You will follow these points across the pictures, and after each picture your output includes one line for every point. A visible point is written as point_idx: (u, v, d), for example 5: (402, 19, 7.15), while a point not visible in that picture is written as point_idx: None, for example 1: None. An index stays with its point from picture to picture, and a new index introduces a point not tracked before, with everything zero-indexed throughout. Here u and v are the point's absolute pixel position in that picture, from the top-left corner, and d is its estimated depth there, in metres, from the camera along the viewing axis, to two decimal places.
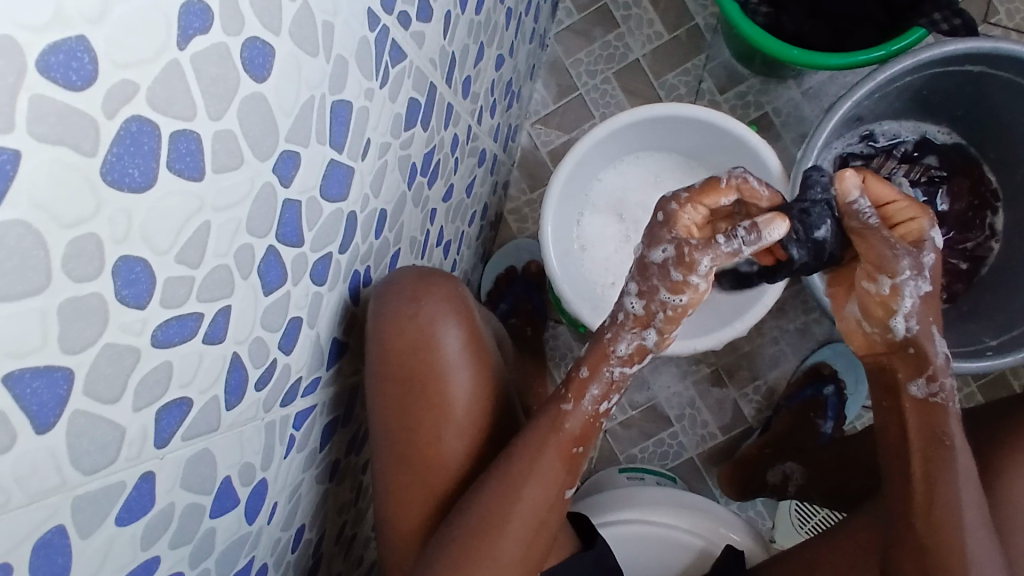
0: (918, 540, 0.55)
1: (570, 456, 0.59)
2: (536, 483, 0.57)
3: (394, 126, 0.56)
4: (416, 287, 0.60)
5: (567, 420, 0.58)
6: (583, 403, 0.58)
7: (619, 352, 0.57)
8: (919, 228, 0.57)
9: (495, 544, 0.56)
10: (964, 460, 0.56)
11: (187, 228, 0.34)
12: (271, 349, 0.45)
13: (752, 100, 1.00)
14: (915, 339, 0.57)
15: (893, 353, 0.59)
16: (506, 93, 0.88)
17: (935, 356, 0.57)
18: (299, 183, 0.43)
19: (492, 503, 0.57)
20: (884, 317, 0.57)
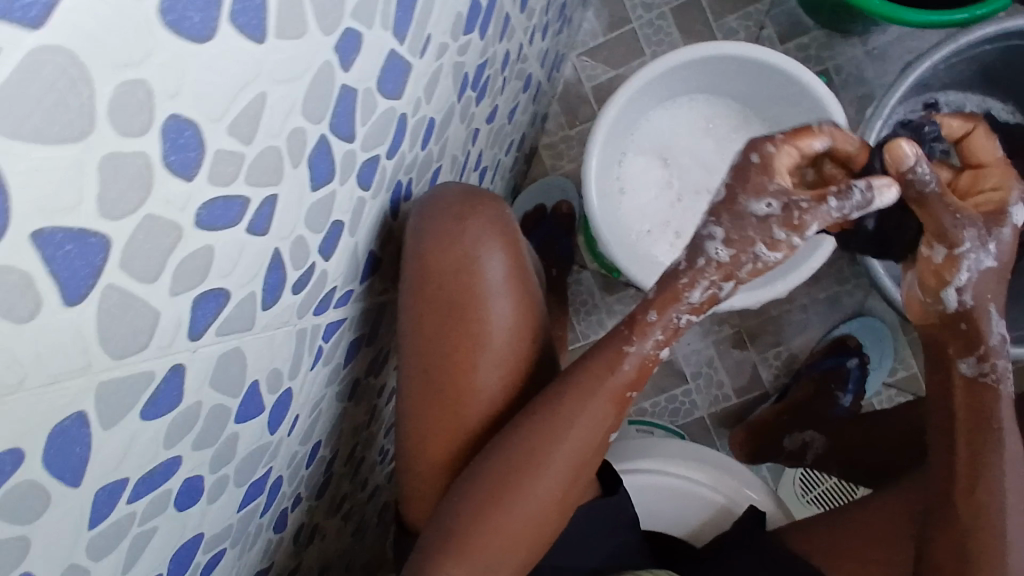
0: (956, 527, 0.54)
1: (621, 398, 0.56)
2: (580, 423, 0.55)
3: (454, 27, 0.51)
4: (464, 207, 0.56)
5: (623, 361, 0.55)
6: (641, 345, 0.55)
7: (692, 298, 0.54)
8: (1000, 198, 0.53)
9: (530, 480, 0.55)
10: (1013, 444, 0.55)
11: (241, 97, 0.30)
12: (312, 252, 0.42)
13: (814, 54, 0.94)
14: (970, 313, 0.54)
15: (955, 330, 0.55)
16: (559, 16, 0.82)
17: (991, 336, 0.55)
18: (358, 70, 0.39)
19: (534, 440, 0.55)
20: (937, 288, 0.54)
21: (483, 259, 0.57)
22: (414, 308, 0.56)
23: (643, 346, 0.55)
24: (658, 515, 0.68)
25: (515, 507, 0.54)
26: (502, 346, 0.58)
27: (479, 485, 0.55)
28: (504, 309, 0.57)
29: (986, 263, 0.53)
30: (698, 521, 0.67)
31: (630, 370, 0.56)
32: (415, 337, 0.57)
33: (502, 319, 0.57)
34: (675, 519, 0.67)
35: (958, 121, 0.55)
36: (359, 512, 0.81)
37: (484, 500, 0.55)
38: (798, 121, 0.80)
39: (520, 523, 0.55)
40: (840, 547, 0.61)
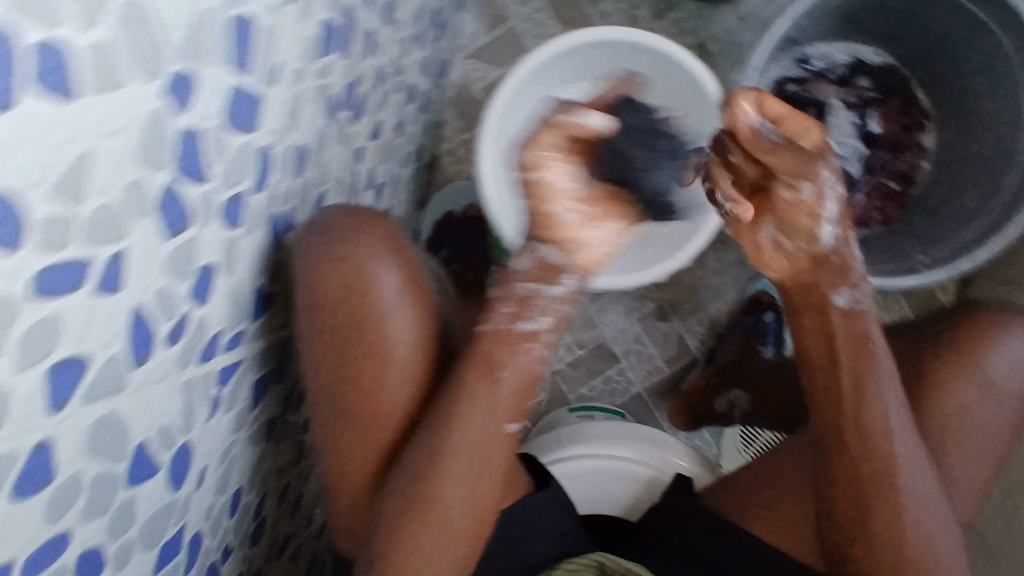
0: (852, 460, 0.57)
1: (516, 393, 0.56)
2: (480, 422, 0.55)
3: (308, 50, 0.50)
4: (344, 228, 0.55)
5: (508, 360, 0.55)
6: (497, 322, 0.55)
7: (521, 267, 0.55)
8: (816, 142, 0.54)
9: (436, 485, 0.54)
10: (886, 367, 0.57)
11: (63, 157, 0.29)
12: (180, 300, 0.41)
13: (689, 27, 0.97)
14: (839, 248, 0.56)
15: (821, 263, 0.56)
16: (434, 24, 0.83)
17: (853, 262, 0.56)
18: (200, 110, 0.38)
19: (439, 447, 0.55)
20: (809, 229, 0.54)
21: (371, 276, 0.56)
22: (316, 333, 0.55)
23: (506, 325, 0.55)
24: (593, 497, 0.70)
25: (435, 519, 0.54)
26: (405, 359, 0.57)
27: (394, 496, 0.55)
28: (401, 321, 0.57)
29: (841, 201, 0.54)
30: (632, 496, 0.69)
31: (512, 367, 0.55)
32: (319, 361, 0.56)
33: (401, 331, 0.57)
34: (610, 499, 0.70)
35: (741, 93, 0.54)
36: (309, 549, 0.80)
37: (404, 516, 0.54)
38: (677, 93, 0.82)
39: (436, 530, 0.55)
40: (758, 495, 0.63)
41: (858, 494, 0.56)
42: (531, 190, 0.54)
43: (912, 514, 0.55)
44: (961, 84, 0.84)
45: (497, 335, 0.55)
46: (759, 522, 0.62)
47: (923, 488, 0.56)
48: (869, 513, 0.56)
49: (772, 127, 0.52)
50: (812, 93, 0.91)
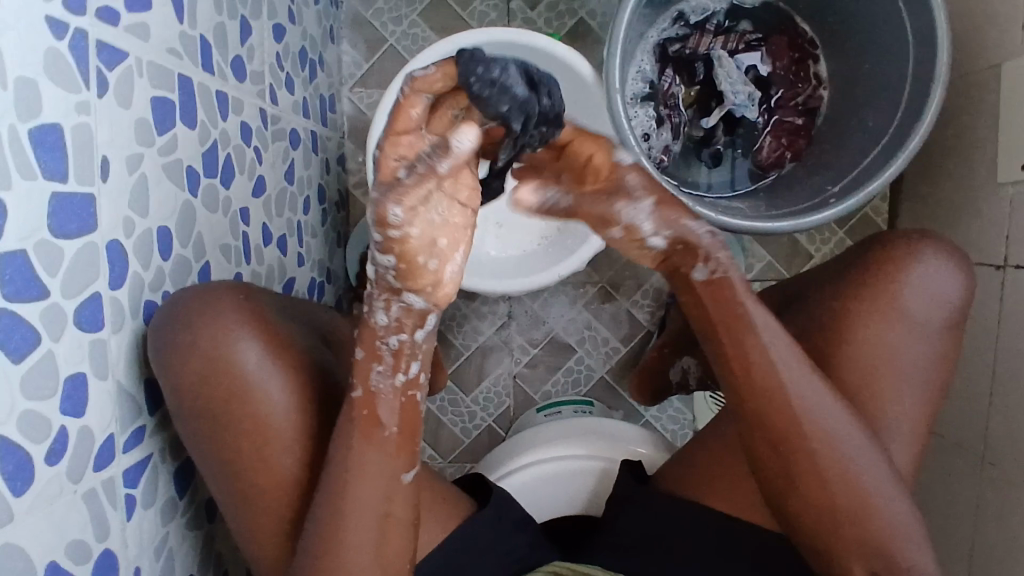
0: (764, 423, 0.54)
1: (399, 441, 0.51)
2: (375, 478, 0.50)
3: (141, 133, 0.49)
4: (190, 311, 0.50)
5: (380, 411, 0.50)
6: (378, 385, 0.50)
7: (381, 323, 0.48)
8: (602, 161, 0.50)
9: (342, 556, 0.50)
10: (769, 330, 0.53)
11: None
12: (51, 417, 0.40)
13: (564, 8, 0.95)
14: (682, 237, 0.52)
15: (676, 254, 0.53)
16: (302, 64, 0.81)
17: (700, 238, 0.52)
18: (14, 231, 0.37)
19: (329, 520, 0.50)
20: (639, 242, 0.52)
21: (231, 352, 0.50)
22: (189, 427, 0.51)
23: (387, 382, 0.51)
24: (551, 500, 0.69)
25: None
26: (287, 426, 0.52)
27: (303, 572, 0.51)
28: (277, 390, 0.52)
29: (645, 211, 0.51)
30: (591, 492, 0.69)
31: (390, 416, 0.51)
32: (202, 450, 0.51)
33: (277, 401, 0.52)
34: (567, 500, 0.69)
35: None
36: None
37: None
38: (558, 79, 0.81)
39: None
40: (707, 471, 0.61)
41: (775, 455, 0.54)
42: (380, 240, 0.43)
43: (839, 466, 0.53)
44: (836, 10, 0.85)
45: (368, 396, 0.50)
46: (712, 494, 0.61)
47: (842, 430, 0.54)
48: (796, 472, 0.53)
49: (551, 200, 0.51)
50: (695, 48, 0.90)
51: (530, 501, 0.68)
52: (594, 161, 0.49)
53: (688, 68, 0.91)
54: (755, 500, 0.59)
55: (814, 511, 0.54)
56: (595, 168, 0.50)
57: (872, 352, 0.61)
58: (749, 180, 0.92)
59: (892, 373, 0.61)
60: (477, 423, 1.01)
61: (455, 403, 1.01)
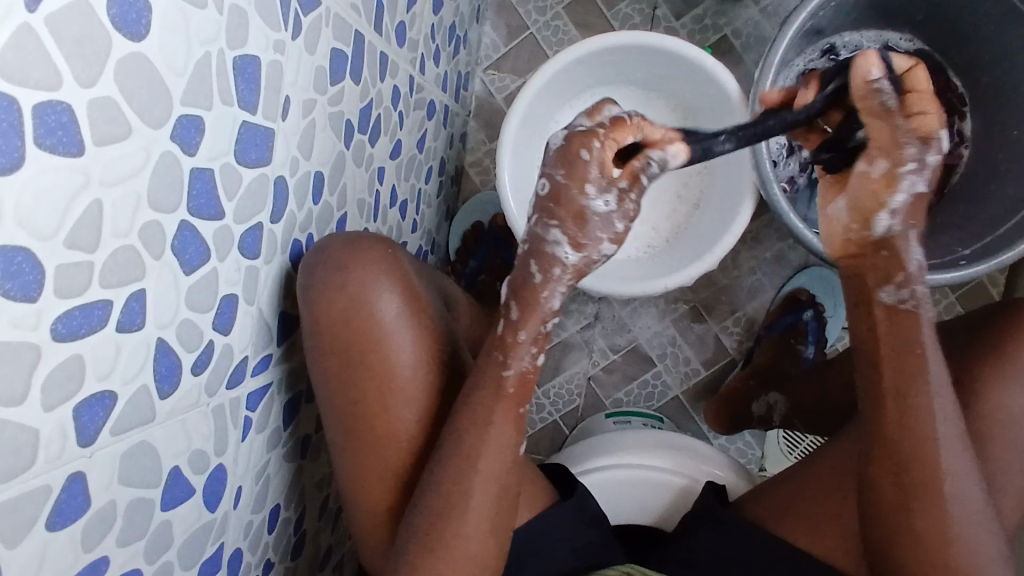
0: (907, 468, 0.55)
1: (518, 416, 0.57)
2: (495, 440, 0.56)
3: (318, 81, 0.52)
4: (343, 255, 0.55)
5: (507, 383, 0.56)
6: (523, 362, 0.56)
7: (553, 306, 0.55)
8: (930, 124, 0.54)
9: (462, 513, 0.54)
10: (936, 371, 0.55)
11: (76, 207, 0.31)
12: (204, 331, 0.42)
13: (710, 23, 0.94)
14: (892, 240, 0.56)
15: (876, 258, 0.57)
16: (450, 39, 0.84)
17: (909, 261, 0.56)
18: (207, 150, 0.39)
19: (444, 476, 0.55)
20: (872, 211, 0.56)
21: (371, 300, 0.56)
22: (318, 365, 0.55)
23: (527, 361, 0.56)
24: (626, 506, 0.69)
25: (457, 544, 0.54)
26: (406, 379, 0.57)
27: (420, 521, 0.55)
28: (408, 345, 0.57)
29: (925, 184, 0.55)
30: (668, 506, 0.69)
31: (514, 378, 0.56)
32: (330, 384, 0.56)
33: (405, 354, 0.57)
34: (639, 508, 0.69)
35: (899, 58, 0.55)
36: (349, 562, 0.82)
37: (419, 545, 0.54)
38: (698, 91, 0.79)
39: (467, 558, 0.55)
40: (791, 502, 0.62)
41: (901, 495, 0.55)
42: (570, 213, 0.52)
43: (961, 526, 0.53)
44: (995, 69, 0.80)
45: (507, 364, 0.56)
46: (793, 531, 0.61)
47: (966, 490, 0.54)
48: (919, 522, 0.54)
49: (888, 93, 0.53)
50: None
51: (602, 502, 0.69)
52: (927, 119, 0.54)
53: None
54: (846, 541, 0.59)
55: (914, 566, 0.54)
56: (922, 123, 0.54)
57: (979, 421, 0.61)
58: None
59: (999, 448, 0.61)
60: (544, 416, 1.02)
61: None
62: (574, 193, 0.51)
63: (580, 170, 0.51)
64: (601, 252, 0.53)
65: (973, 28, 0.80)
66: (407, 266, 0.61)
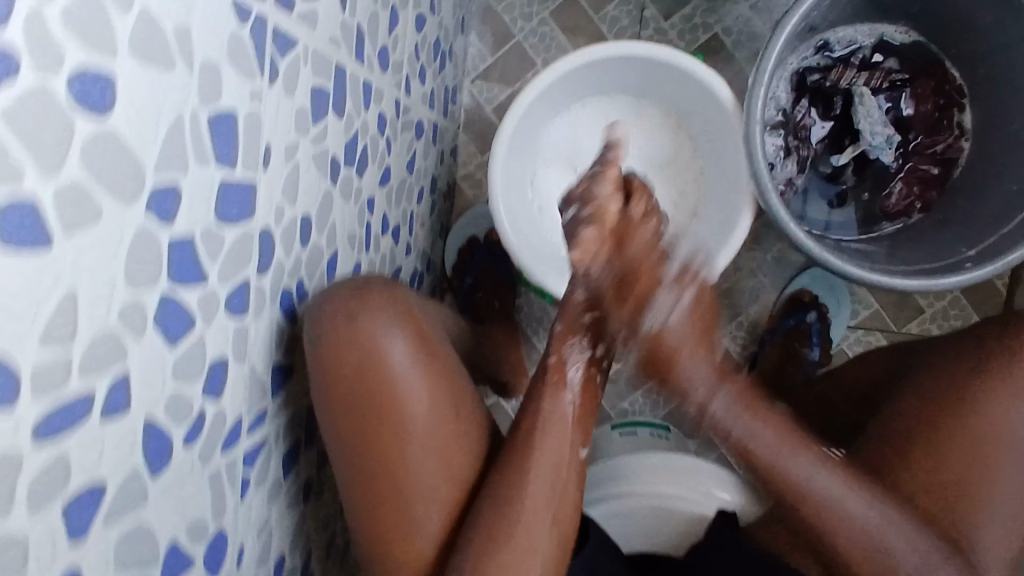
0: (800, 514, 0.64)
1: (581, 423, 0.65)
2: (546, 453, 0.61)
3: (300, 122, 0.50)
4: (351, 303, 0.56)
5: (565, 392, 0.65)
6: (568, 356, 0.68)
7: (578, 296, 0.68)
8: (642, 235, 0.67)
9: (517, 523, 0.57)
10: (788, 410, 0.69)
11: (49, 301, 0.29)
12: (194, 400, 0.41)
13: (700, 22, 0.92)
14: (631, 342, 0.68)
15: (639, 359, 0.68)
16: (435, 55, 0.82)
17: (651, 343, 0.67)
18: (185, 217, 0.37)
19: (502, 491, 0.58)
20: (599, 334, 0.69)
21: (381, 344, 0.56)
22: (328, 414, 0.55)
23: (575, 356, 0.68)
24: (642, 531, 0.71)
25: (508, 559, 0.56)
26: (421, 420, 0.57)
27: (473, 548, 0.57)
28: (418, 385, 0.57)
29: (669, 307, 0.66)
30: (681, 527, 0.71)
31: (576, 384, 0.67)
32: (343, 433, 0.56)
33: (417, 394, 0.57)
34: (655, 533, 0.71)
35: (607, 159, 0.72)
36: None
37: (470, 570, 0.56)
38: (692, 99, 0.77)
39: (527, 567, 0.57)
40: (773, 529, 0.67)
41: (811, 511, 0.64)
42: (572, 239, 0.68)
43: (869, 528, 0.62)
44: (990, 59, 0.77)
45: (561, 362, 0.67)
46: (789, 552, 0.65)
47: (857, 513, 0.62)
48: (827, 548, 0.63)
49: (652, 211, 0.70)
50: (836, 81, 0.83)
51: (618, 531, 0.71)
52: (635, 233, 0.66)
53: (825, 101, 0.84)
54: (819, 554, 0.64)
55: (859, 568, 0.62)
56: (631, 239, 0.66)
57: (974, 427, 0.64)
58: (856, 228, 0.86)
59: (993, 455, 0.63)
60: None
61: None
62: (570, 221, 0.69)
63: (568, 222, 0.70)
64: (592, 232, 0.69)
65: (966, 18, 0.77)
66: (410, 305, 0.62)
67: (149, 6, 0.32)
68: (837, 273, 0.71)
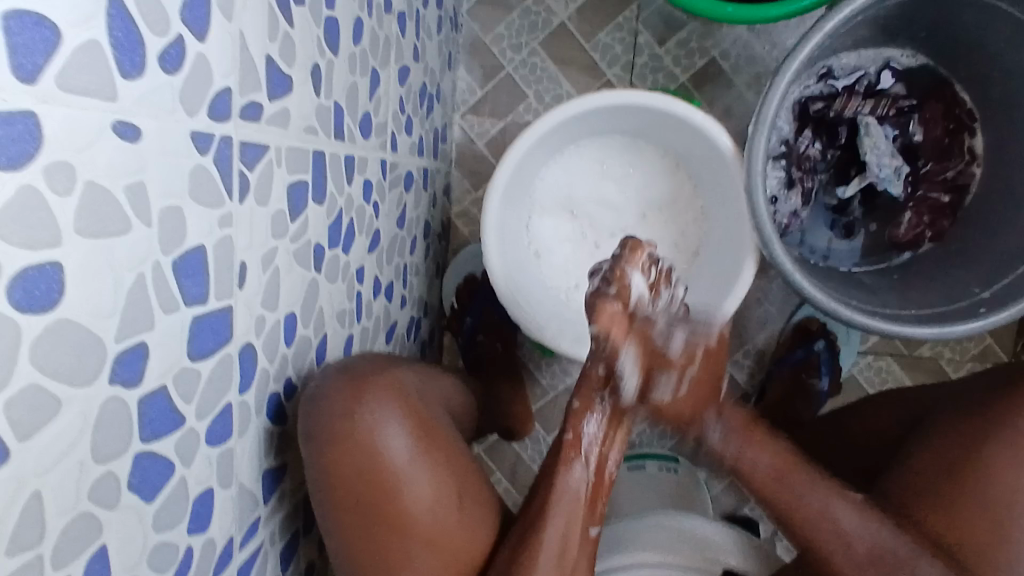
0: (806, 538, 0.63)
1: (590, 506, 0.62)
2: (554, 538, 0.59)
3: (277, 224, 0.48)
4: (347, 398, 0.53)
5: (578, 467, 0.61)
6: (587, 430, 0.62)
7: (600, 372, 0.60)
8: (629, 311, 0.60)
9: None
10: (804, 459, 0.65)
11: (11, 511, 0.28)
12: (180, 542, 0.40)
13: (696, 47, 0.88)
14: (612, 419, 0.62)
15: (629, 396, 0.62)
16: (421, 101, 0.79)
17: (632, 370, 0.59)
18: (155, 371, 0.36)
19: None
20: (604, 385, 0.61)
21: (381, 440, 0.53)
22: (333, 516, 0.53)
23: (592, 430, 0.62)
24: None
25: None
26: (425, 518, 0.54)
27: None
28: (422, 482, 0.54)
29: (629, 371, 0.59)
30: None
31: (589, 470, 0.62)
32: (343, 531, 0.54)
33: (421, 492, 0.54)
34: None
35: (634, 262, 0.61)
36: None
37: None
38: (689, 141, 0.74)
39: None
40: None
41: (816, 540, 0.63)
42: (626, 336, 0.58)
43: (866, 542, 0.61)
44: (1000, 84, 0.73)
45: (577, 440, 0.62)
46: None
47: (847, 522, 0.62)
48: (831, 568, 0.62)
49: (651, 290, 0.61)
50: (841, 112, 0.80)
51: None
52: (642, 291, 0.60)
53: (830, 131, 0.81)
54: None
55: None
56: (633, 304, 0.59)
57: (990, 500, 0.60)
58: (860, 256, 0.84)
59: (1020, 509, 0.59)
60: None
61: (536, 440, 0.98)
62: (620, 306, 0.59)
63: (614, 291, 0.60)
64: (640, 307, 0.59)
65: (975, 41, 0.73)
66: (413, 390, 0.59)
67: (94, 178, 0.30)
68: (850, 324, 0.69)
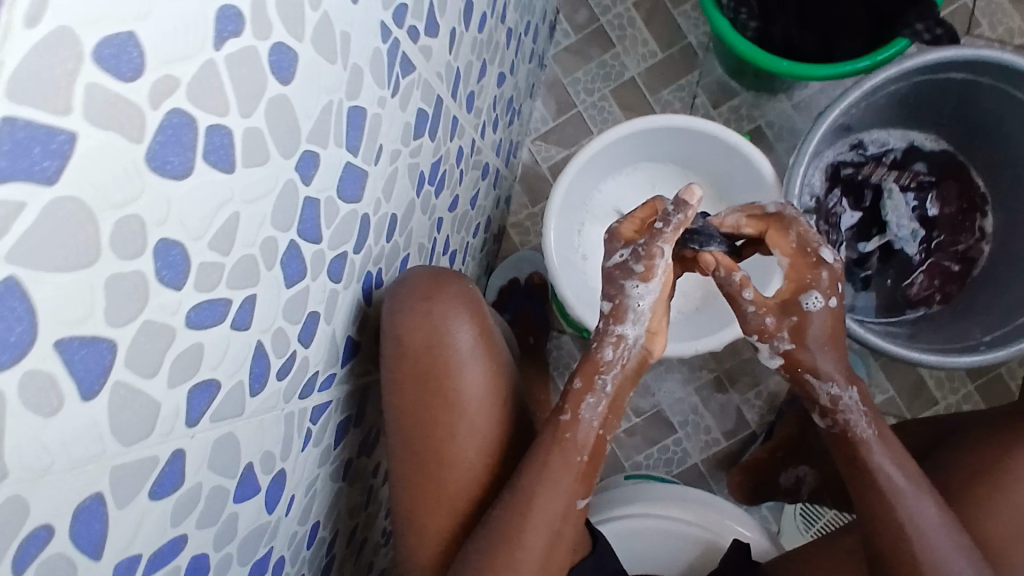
0: (863, 488, 0.67)
1: (580, 470, 0.68)
2: (549, 484, 0.67)
3: (405, 134, 0.59)
4: (429, 287, 0.65)
5: (575, 430, 0.68)
6: (584, 416, 0.68)
7: (606, 357, 0.68)
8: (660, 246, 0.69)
9: (520, 547, 0.65)
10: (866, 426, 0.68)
11: (218, 217, 0.36)
12: (291, 341, 0.47)
13: (745, 113, 1.03)
14: (610, 398, 0.69)
15: (630, 373, 0.69)
16: (507, 110, 0.92)
17: (630, 301, 0.68)
18: (318, 183, 0.45)
19: (511, 511, 0.66)
20: (594, 372, 0.68)
21: (451, 330, 0.67)
22: (396, 385, 0.65)
23: (589, 417, 0.68)
24: (658, 557, 0.84)
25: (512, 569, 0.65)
26: (469, 403, 0.68)
27: (480, 547, 0.66)
28: (474, 373, 0.68)
29: (636, 332, 0.68)
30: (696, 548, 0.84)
31: (588, 445, 0.68)
32: (398, 399, 0.66)
33: (473, 381, 0.68)
34: (668, 553, 0.85)
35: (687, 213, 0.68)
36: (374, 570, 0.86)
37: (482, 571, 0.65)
38: (734, 173, 0.87)
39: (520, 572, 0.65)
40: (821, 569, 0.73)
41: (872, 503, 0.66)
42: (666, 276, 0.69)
43: (913, 515, 0.64)
44: (1009, 171, 0.87)
45: (575, 421, 0.68)
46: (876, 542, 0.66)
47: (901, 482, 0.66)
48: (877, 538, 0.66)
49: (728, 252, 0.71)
50: (868, 176, 0.92)
51: (632, 542, 0.85)
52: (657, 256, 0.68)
53: (856, 193, 0.92)
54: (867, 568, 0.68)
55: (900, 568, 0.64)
56: (653, 272, 0.68)
57: (989, 508, 0.69)
58: (876, 311, 0.92)
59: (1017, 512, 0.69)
60: None
61: None
62: (626, 280, 0.68)
63: (650, 269, 0.68)
64: (663, 258, 0.68)
65: (988, 130, 0.87)
66: (485, 306, 0.72)
67: (329, 12, 0.41)
68: (855, 339, 0.77)
